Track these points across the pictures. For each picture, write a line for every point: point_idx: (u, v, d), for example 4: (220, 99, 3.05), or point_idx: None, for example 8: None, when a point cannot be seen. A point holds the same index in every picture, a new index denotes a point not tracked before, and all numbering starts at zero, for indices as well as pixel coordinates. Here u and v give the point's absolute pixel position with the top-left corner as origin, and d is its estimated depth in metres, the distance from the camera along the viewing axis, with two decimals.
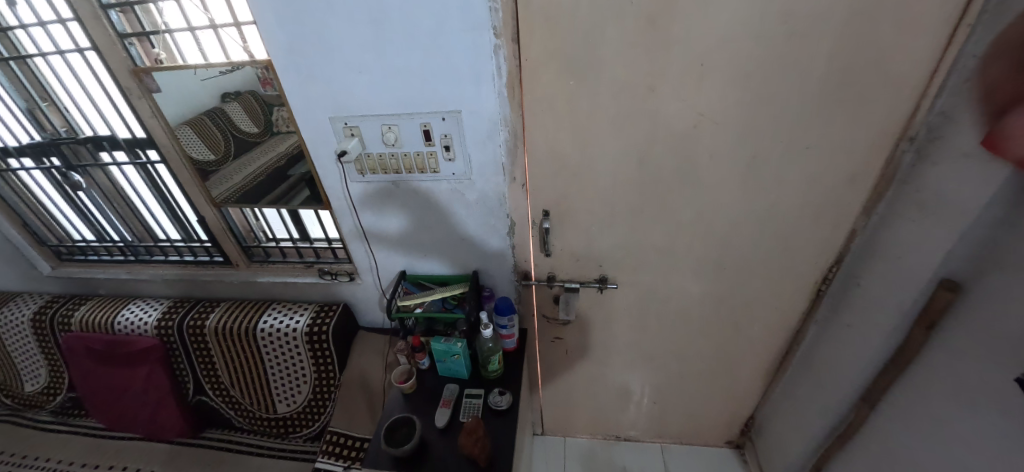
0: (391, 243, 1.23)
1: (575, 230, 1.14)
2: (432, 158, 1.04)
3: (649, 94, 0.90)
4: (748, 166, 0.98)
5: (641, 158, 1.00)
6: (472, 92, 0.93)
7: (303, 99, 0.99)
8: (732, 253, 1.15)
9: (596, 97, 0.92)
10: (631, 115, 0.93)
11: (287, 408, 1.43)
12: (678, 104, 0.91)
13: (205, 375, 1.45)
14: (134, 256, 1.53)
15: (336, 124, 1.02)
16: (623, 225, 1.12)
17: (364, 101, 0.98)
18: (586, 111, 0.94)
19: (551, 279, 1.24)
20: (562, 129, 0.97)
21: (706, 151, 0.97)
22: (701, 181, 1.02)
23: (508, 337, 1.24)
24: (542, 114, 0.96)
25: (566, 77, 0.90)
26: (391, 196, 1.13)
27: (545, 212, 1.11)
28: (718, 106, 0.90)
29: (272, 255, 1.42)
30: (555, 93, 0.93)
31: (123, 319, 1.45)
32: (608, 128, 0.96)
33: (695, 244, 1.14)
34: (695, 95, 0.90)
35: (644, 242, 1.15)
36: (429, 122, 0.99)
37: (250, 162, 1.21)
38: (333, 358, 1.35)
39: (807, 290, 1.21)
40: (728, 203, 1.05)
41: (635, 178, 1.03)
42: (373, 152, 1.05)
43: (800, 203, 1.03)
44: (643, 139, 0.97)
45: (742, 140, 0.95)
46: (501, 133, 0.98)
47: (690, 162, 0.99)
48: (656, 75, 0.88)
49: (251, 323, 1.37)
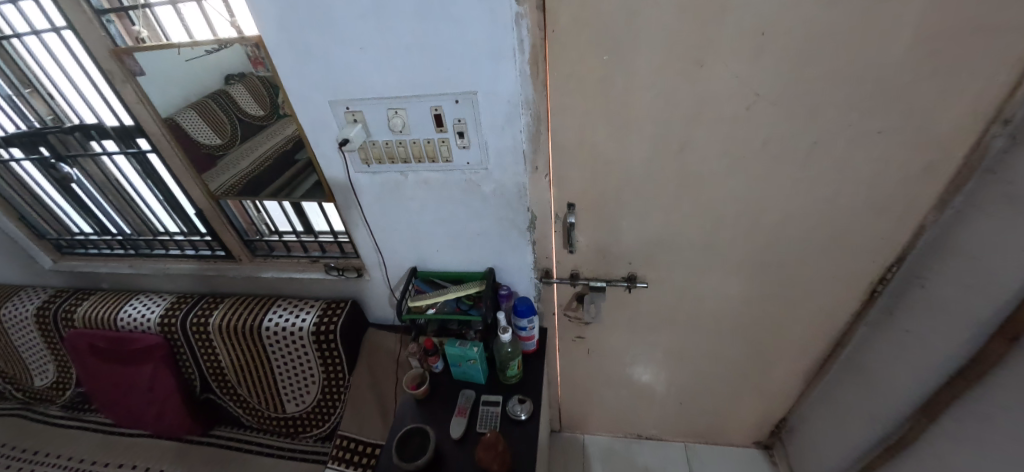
0: (400, 238, 1.14)
1: (601, 224, 1.03)
2: (443, 146, 0.93)
3: (696, 70, 0.77)
4: (806, 153, 0.85)
5: (680, 145, 0.87)
6: (489, 70, 0.81)
7: (299, 80, 0.88)
8: (778, 250, 1.03)
9: (632, 75, 0.80)
10: (673, 95, 0.81)
11: (296, 408, 1.37)
12: (729, 83, 0.78)
13: (211, 373, 1.40)
14: (133, 249, 1.46)
15: (337, 108, 0.91)
16: (656, 220, 1.00)
17: (367, 82, 0.87)
18: (620, 92, 0.82)
19: (575, 277, 1.13)
20: (591, 112, 0.86)
21: (757, 136, 0.84)
22: (748, 170, 0.89)
23: (528, 339, 1.15)
24: (568, 96, 0.84)
25: (598, 52, 0.78)
26: (399, 188, 1.03)
27: (569, 205, 1.00)
28: (778, 83, 0.77)
29: (276, 249, 1.34)
30: (585, 70, 0.80)
31: (125, 316, 1.40)
32: (644, 111, 0.84)
33: (737, 240, 1.02)
34: (750, 72, 0.77)
35: (679, 238, 1.03)
36: (440, 106, 0.87)
37: (254, 146, 1.13)
38: (342, 358, 1.27)
39: (860, 290, 1.09)
40: (778, 195, 0.93)
41: (673, 167, 0.91)
42: (378, 139, 0.94)
43: (862, 195, 0.91)
44: (685, 123, 0.84)
45: (802, 123, 0.82)
46: (522, 118, 0.86)
47: (736, 149, 0.86)
48: (706, 47, 0.75)
49: (255, 321, 1.30)
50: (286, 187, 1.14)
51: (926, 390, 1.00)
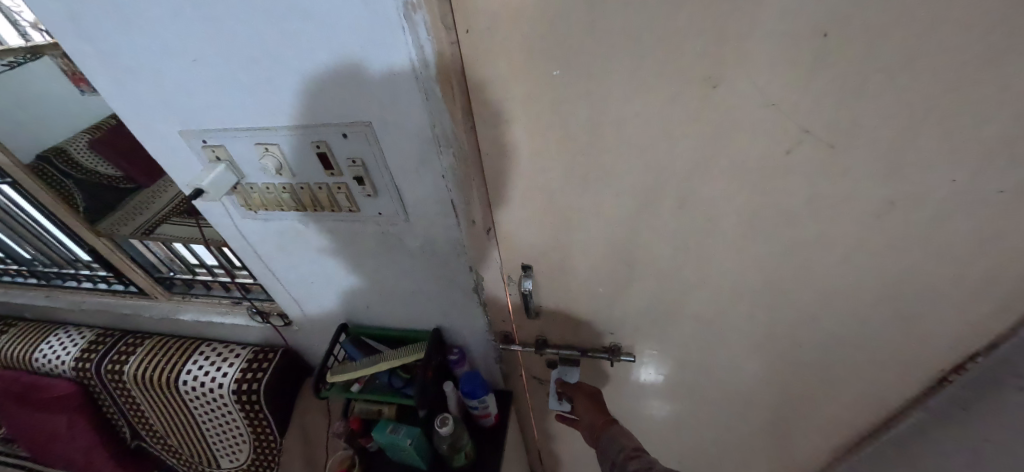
0: (320, 291, 0.90)
1: (568, 288, 0.77)
2: (341, 193, 0.66)
3: (703, 92, 0.47)
4: (872, 214, 0.55)
5: (675, 198, 0.59)
6: (380, 93, 0.53)
7: (133, 105, 0.63)
8: (814, 326, 0.74)
9: (598, 100, 0.50)
10: (663, 130, 0.51)
11: (231, 464, 1.20)
12: (757, 114, 0.48)
13: (137, 422, 1.23)
14: (44, 280, 1.28)
15: (192, 142, 0.65)
16: (640, 285, 0.73)
17: (217, 107, 0.60)
18: (581, 125, 0.53)
19: (541, 346, 0.88)
20: (542, 151, 0.57)
21: (798, 190, 0.54)
22: (778, 232, 0.60)
23: (484, 416, 0.92)
24: (505, 128, 0.55)
25: (543, 63, 0.48)
26: (303, 239, 0.78)
27: (525, 265, 0.74)
28: (840, 115, 0.47)
29: (194, 288, 1.13)
30: (525, 92, 0.51)
31: (40, 356, 1.22)
32: (619, 152, 0.55)
33: (755, 313, 0.74)
34: (794, 97, 0.46)
35: (673, 306, 0.76)
36: (323, 141, 0.60)
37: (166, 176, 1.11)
38: (269, 420, 1.07)
39: (925, 375, 0.80)
40: (821, 265, 0.63)
41: (662, 225, 0.63)
42: (256, 182, 0.69)
43: (952, 269, 0.60)
44: (682, 169, 0.55)
45: (872, 174, 0.51)
46: (439, 160, 0.58)
47: (762, 205, 0.57)
48: (720, 57, 0.44)
49: (172, 372, 1.11)
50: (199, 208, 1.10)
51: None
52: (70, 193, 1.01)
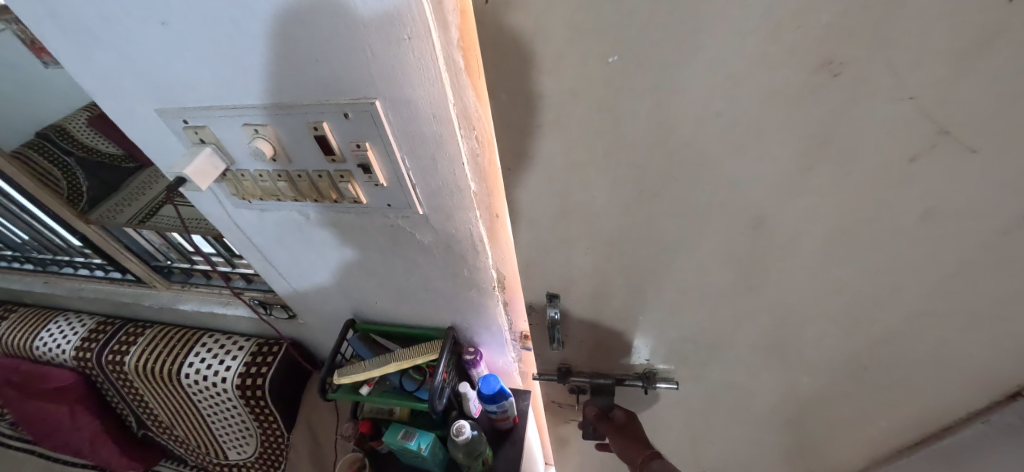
0: (325, 285, 0.83)
1: (600, 304, 0.68)
2: (344, 183, 0.58)
3: (811, 83, 0.36)
4: (993, 236, 0.45)
5: (742, 211, 0.48)
6: (389, 64, 0.44)
7: (104, 82, 0.54)
8: (882, 349, 0.65)
9: (667, 97, 0.39)
10: (748, 127, 0.40)
11: (238, 456, 1.16)
12: (879, 114, 0.37)
13: (142, 412, 1.19)
14: (41, 266, 1.22)
15: (172, 122, 0.57)
16: (683, 301, 0.64)
17: (200, 81, 0.51)
18: (640, 128, 0.42)
19: (565, 374, 0.83)
20: (587, 158, 0.46)
21: (907, 204, 0.43)
22: (864, 251, 0.50)
23: (502, 419, 0.86)
24: (540, 128, 0.44)
25: (599, 47, 0.37)
26: (304, 231, 0.70)
27: (555, 280, 0.65)
28: (995, 118, 0.35)
29: (193, 276, 1.07)
30: (572, 87, 0.40)
31: (40, 345, 1.18)
32: (684, 159, 0.44)
33: (815, 332, 0.65)
34: (942, 90, 0.34)
35: (721, 324, 0.66)
36: (321, 122, 0.51)
37: (143, 186, 1.00)
38: (275, 417, 1.02)
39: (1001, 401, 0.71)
40: (909, 287, 0.53)
41: (722, 240, 0.52)
42: (248, 169, 0.60)
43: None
44: (762, 179, 0.44)
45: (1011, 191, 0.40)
46: (457, 143, 0.50)
47: (853, 221, 0.47)
48: (850, 33, 0.32)
49: (173, 365, 1.05)
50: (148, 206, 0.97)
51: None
52: (69, 172, 0.97)
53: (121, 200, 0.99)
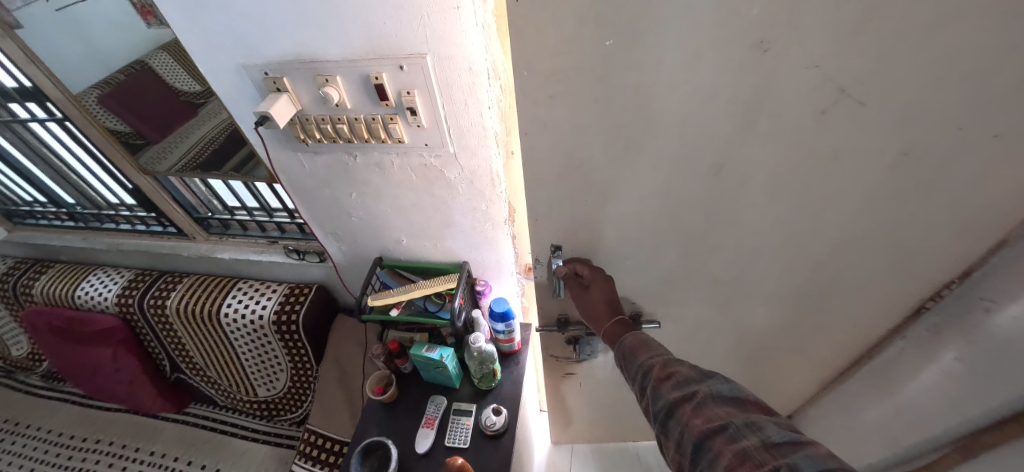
0: (358, 226, 0.97)
1: (594, 251, 0.84)
2: (393, 124, 0.72)
3: (744, 59, 0.53)
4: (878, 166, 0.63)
5: (703, 159, 0.65)
6: (438, 24, 0.59)
7: (200, 36, 0.68)
8: (818, 269, 0.83)
9: (648, 69, 0.55)
10: (708, 87, 0.56)
11: (267, 392, 1.30)
12: (796, 76, 0.54)
13: (178, 354, 1.32)
14: (84, 223, 1.33)
15: (253, 73, 0.70)
16: (659, 243, 0.81)
17: (287, 38, 0.65)
18: (628, 94, 0.58)
19: (564, 324, 0.98)
20: (590, 111, 0.61)
21: (816, 143, 0.61)
22: (792, 187, 0.67)
23: (507, 341, 1.02)
24: (553, 99, 0.60)
25: (599, 34, 0.53)
26: (349, 172, 0.85)
27: (558, 231, 0.81)
28: (864, 73, 0.53)
29: (230, 227, 1.21)
30: (580, 64, 0.55)
31: (83, 294, 1.30)
32: (659, 119, 0.60)
33: (763, 262, 0.83)
34: (829, 57, 0.52)
35: (691, 259, 0.83)
36: (382, 72, 0.65)
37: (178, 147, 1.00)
38: (306, 348, 1.18)
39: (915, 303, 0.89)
40: (825, 210, 0.71)
41: (689, 183, 0.69)
42: (312, 113, 0.74)
43: (940, 212, 0.69)
44: (716, 131, 0.61)
45: (879, 130, 0.59)
46: (487, 90, 0.66)
47: (781, 163, 0.64)
48: (768, 20, 0.49)
49: (213, 305, 1.19)
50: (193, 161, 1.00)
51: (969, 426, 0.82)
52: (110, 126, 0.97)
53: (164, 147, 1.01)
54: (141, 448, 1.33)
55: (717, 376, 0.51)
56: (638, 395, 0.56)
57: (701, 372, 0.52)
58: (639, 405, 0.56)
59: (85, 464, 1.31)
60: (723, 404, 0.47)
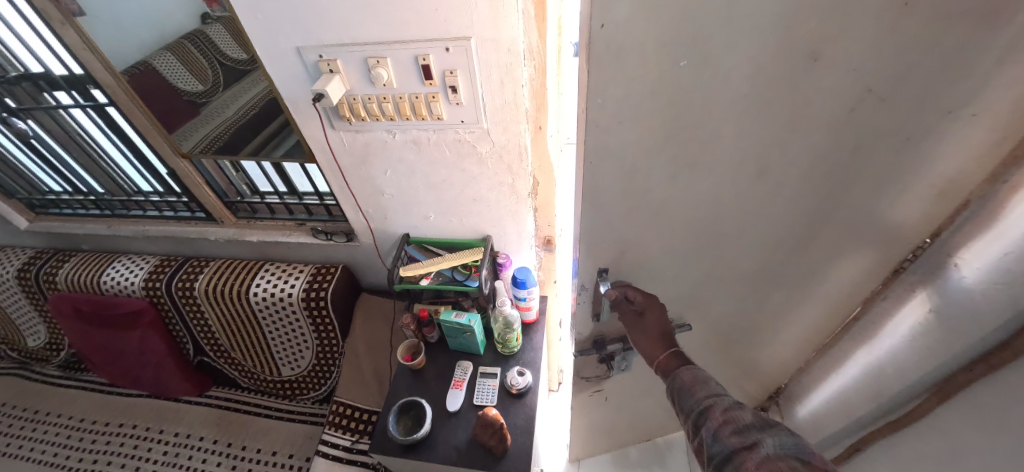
0: (389, 204, 1.05)
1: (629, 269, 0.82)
2: (434, 102, 0.81)
3: (819, 74, 0.51)
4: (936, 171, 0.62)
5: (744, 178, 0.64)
6: (485, 11, 0.68)
7: (262, 21, 0.75)
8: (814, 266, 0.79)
9: (723, 88, 0.53)
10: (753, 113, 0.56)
11: (291, 371, 1.36)
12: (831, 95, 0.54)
13: (203, 336, 1.37)
14: (109, 210, 1.37)
15: (308, 56, 0.78)
16: (705, 262, 0.78)
17: (344, 24, 0.73)
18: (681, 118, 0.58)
19: (602, 345, 0.93)
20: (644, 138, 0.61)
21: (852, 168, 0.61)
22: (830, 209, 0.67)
23: (528, 309, 1.10)
24: (621, 124, 0.57)
25: (675, 53, 0.50)
26: (386, 149, 0.92)
27: (607, 258, 0.77)
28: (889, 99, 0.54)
29: (258, 211, 1.27)
30: (645, 89, 0.54)
31: (109, 279, 1.33)
32: (717, 141, 0.58)
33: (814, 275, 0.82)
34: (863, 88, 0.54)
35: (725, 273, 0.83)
36: (429, 54, 0.74)
37: (186, 137, 1.06)
38: (333, 325, 1.24)
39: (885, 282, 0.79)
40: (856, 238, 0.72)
41: (738, 204, 0.67)
42: (359, 93, 0.82)
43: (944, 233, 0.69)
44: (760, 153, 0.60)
45: (959, 144, 0.56)
46: (523, 70, 0.75)
47: (835, 180, 0.63)
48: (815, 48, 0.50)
49: (242, 285, 1.25)
50: (205, 147, 1.08)
51: (938, 405, 0.71)
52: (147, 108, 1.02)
53: (190, 129, 1.05)
54: (165, 430, 1.36)
55: (778, 426, 0.53)
56: (691, 433, 0.60)
57: (760, 420, 0.54)
58: (690, 442, 0.60)
59: (109, 447, 1.34)
60: (786, 456, 0.49)
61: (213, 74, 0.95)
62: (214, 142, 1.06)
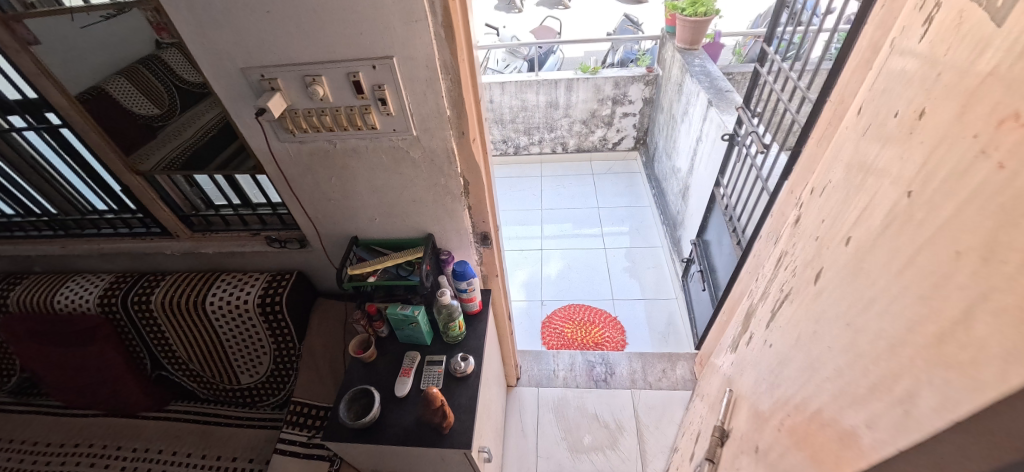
0: (335, 208, 1.14)
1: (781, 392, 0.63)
2: (367, 113, 0.92)
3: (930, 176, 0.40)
4: (876, 186, 0.50)
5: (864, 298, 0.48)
6: (402, 35, 0.80)
7: (206, 47, 0.85)
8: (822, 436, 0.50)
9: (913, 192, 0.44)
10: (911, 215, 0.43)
11: (250, 378, 1.40)
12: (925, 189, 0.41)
13: (160, 349, 1.40)
14: (63, 230, 1.40)
15: (251, 76, 0.88)
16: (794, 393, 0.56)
17: (280, 49, 0.84)
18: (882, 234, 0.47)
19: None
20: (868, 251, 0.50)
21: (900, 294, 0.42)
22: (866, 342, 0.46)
23: (470, 300, 1.20)
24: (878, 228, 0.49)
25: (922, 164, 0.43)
26: (329, 158, 1.02)
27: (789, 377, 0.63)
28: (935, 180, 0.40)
29: (214, 224, 1.33)
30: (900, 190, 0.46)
31: (62, 299, 1.36)
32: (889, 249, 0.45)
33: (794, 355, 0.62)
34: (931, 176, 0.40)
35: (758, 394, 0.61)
36: (357, 72, 0.85)
37: (150, 153, 1.15)
38: (289, 329, 1.29)
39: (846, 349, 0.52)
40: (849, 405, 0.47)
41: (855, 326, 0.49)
42: (300, 107, 0.92)
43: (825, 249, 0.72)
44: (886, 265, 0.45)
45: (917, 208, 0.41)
46: (441, 83, 0.87)
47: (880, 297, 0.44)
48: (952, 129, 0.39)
49: (199, 296, 1.30)
50: (172, 162, 1.16)
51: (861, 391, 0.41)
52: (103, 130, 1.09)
53: (156, 144, 1.14)
54: (122, 446, 1.37)
55: None
56: None
57: None
58: None
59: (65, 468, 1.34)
60: None
61: (171, 100, 1.05)
62: (181, 159, 1.15)
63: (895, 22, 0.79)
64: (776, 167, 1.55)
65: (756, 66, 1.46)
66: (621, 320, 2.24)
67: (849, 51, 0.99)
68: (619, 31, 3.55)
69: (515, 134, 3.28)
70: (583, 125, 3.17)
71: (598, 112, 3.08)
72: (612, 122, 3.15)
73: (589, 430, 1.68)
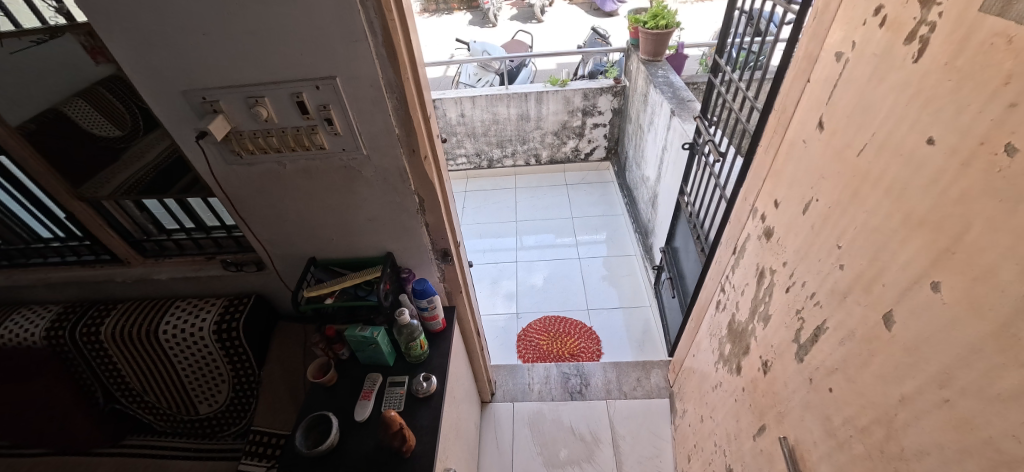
0: (291, 229, 1.12)
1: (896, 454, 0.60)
2: (315, 134, 0.91)
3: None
4: (980, 233, 0.49)
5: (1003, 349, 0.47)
6: (346, 56, 0.79)
7: (146, 71, 0.83)
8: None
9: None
10: None
11: (209, 408, 1.35)
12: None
13: (112, 381, 1.34)
14: (6, 260, 1.34)
15: (192, 99, 0.86)
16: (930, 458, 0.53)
17: (220, 71, 0.82)
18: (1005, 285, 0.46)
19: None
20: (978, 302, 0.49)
21: None
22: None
23: (432, 318, 1.18)
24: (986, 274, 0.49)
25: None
26: (280, 179, 1.00)
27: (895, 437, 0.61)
28: None
29: (168, 248, 1.29)
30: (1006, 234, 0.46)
31: (5, 332, 1.29)
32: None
33: (915, 426, 0.57)
34: None
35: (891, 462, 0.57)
36: (301, 92, 0.84)
37: (111, 176, 1.11)
38: (248, 355, 1.25)
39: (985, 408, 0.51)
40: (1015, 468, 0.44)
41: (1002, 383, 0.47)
42: (245, 129, 0.91)
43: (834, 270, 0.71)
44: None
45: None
46: (388, 102, 0.87)
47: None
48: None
49: (151, 324, 1.25)
50: (131, 186, 1.12)
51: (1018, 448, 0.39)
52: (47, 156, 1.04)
53: (113, 170, 1.10)
54: None
55: None
56: None
57: None
58: None
59: None
60: None
61: (132, 120, 1.01)
62: (144, 180, 1.10)
63: (827, 35, 0.82)
64: (734, 173, 1.58)
65: (711, 78, 1.50)
66: (597, 329, 2.24)
67: (790, 61, 1.02)
68: (587, 43, 3.63)
69: (488, 147, 3.29)
70: (555, 136, 3.21)
71: (569, 123, 3.12)
72: (584, 132, 3.19)
73: (565, 443, 1.66)
